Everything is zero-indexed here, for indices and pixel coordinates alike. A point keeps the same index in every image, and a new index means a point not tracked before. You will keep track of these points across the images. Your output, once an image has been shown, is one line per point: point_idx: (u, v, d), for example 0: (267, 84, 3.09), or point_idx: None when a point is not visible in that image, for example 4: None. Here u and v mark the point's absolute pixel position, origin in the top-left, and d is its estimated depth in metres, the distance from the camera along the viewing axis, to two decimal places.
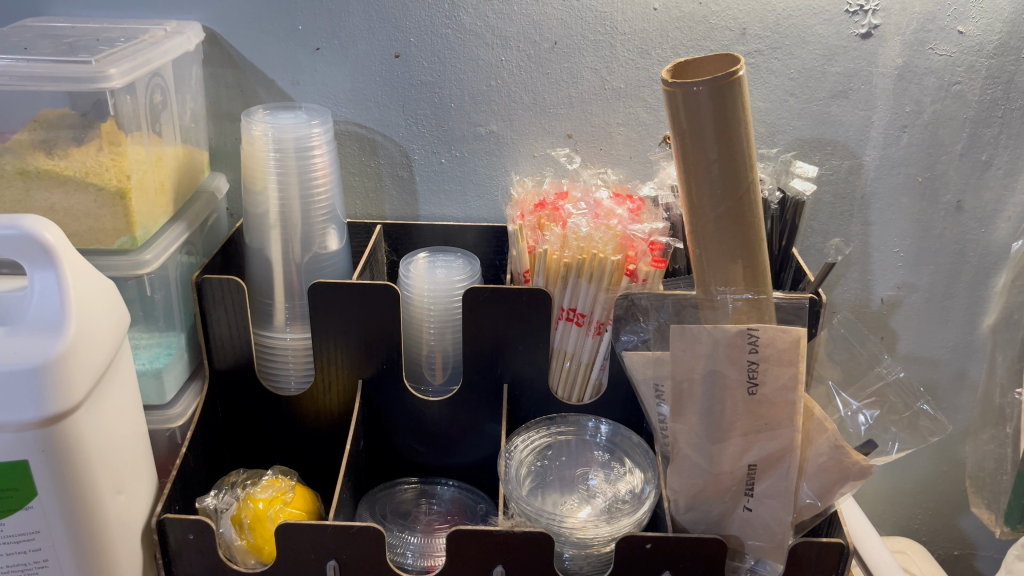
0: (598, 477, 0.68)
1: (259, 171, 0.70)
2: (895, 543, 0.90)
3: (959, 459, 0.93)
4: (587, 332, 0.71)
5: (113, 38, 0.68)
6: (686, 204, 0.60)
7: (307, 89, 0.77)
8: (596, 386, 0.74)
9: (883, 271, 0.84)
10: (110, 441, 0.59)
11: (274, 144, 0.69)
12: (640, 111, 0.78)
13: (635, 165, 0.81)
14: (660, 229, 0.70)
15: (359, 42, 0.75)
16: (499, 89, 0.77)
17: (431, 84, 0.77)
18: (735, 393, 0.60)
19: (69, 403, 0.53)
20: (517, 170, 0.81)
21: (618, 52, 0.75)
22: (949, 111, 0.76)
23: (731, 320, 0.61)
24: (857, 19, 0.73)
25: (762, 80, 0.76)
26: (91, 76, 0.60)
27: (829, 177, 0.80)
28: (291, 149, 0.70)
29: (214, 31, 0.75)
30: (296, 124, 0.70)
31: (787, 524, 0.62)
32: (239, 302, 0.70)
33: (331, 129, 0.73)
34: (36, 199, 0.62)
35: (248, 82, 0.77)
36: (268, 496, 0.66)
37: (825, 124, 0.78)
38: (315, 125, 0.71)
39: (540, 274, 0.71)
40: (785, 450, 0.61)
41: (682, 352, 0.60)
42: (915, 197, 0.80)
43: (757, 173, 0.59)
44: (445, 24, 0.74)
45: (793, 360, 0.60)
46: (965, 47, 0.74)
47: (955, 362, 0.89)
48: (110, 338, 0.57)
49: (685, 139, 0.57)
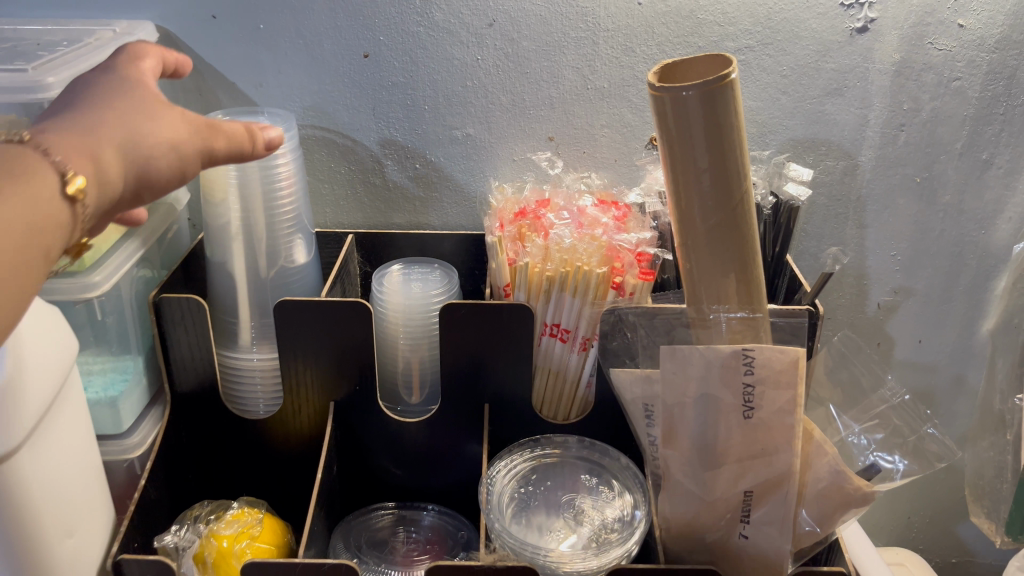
0: (585, 503, 0.64)
1: (219, 181, 0.66)
2: (892, 555, 0.87)
3: (957, 466, 0.90)
4: (572, 349, 0.67)
5: (55, 41, 0.63)
6: (676, 215, 0.56)
7: (271, 91, 0.72)
8: (582, 404, 0.71)
9: (880, 275, 0.80)
10: (58, 479, 0.54)
11: None
12: (624, 112, 0.74)
13: (620, 169, 0.77)
14: (648, 240, 0.67)
15: (325, 42, 0.70)
16: (475, 90, 0.73)
17: (402, 85, 0.72)
18: (728, 417, 0.56)
19: (11, 445, 0.49)
20: (495, 175, 0.77)
21: (600, 51, 0.71)
22: (948, 108, 0.73)
23: (725, 340, 0.57)
24: (853, 12, 0.69)
25: (753, 78, 0.72)
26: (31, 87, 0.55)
27: (823, 179, 0.76)
28: (253, 157, 0.65)
29: (168, 31, 0.70)
30: None
31: (785, 553, 0.58)
32: (200, 322, 0.66)
33: (296, 135, 0.68)
34: None
35: (207, 84, 0.72)
36: (233, 533, 0.62)
37: (818, 123, 0.74)
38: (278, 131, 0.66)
39: (520, 288, 0.67)
40: (784, 476, 0.57)
41: (673, 374, 0.57)
42: (912, 198, 0.77)
43: (751, 181, 0.55)
44: (417, 21, 0.70)
45: (792, 382, 0.55)
46: (964, 41, 0.70)
47: (953, 367, 0.85)
48: (54, 370, 0.53)
49: (673, 147, 0.53)
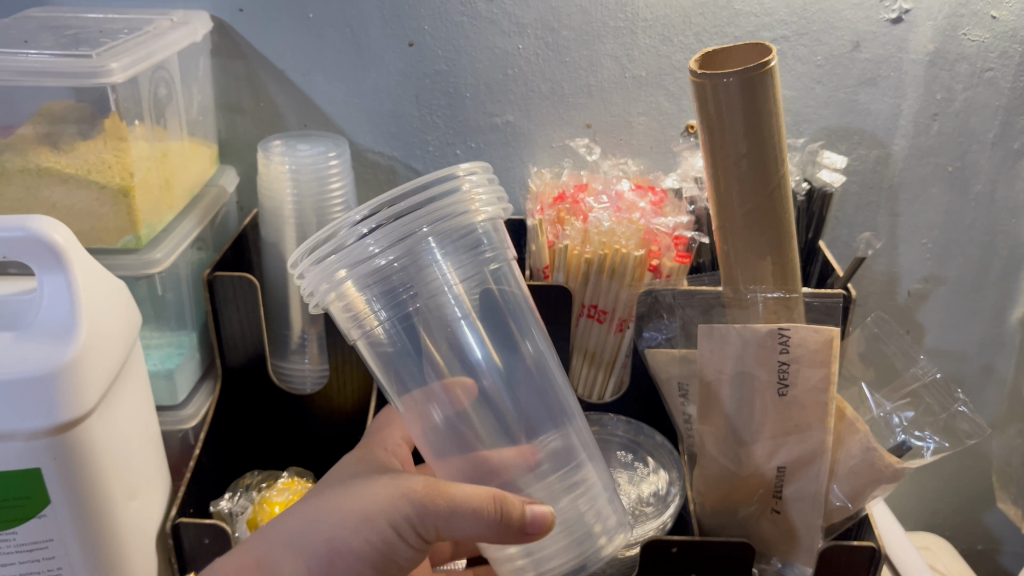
0: (621, 479, 0.66)
1: (277, 189, 0.68)
2: (919, 539, 0.89)
3: (986, 454, 0.91)
4: (609, 329, 0.70)
5: (116, 30, 0.65)
6: (714, 200, 0.58)
7: (319, 80, 0.75)
8: (618, 382, 0.73)
9: (911, 263, 0.82)
10: (121, 445, 0.58)
11: (292, 165, 0.68)
12: (661, 100, 0.76)
13: (656, 156, 0.79)
14: (684, 224, 0.69)
15: (372, 30, 0.73)
16: (515, 78, 0.75)
17: (445, 73, 0.75)
18: (764, 394, 0.58)
19: (82, 410, 0.52)
20: (534, 162, 0.79)
21: (639, 40, 0.73)
22: (981, 98, 0.74)
23: (761, 320, 0.59)
24: (888, 4, 0.70)
25: (788, 67, 0.74)
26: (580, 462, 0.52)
27: (856, 167, 0.78)
28: (307, 163, 0.68)
29: (222, 21, 0.72)
30: (313, 156, 0.68)
31: (816, 527, 0.60)
32: (251, 300, 0.68)
33: (347, 156, 0.71)
34: (39, 197, 0.60)
35: (257, 74, 0.75)
36: (285, 500, 0.66)
37: (852, 113, 0.75)
38: (459, 170, 0.48)
39: (559, 271, 0.68)
40: (816, 453, 0.59)
41: (710, 353, 0.59)
42: (944, 187, 0.78)
43: (788, 168, 0.56)
44: (460, 12, 0.72)
45: (826, 360, 0.57)
46: (997, 32, 0.71)
47: (983, 355, 0.86)
48: (122, 342, 0.56)
49: (713, 133, 0.55)
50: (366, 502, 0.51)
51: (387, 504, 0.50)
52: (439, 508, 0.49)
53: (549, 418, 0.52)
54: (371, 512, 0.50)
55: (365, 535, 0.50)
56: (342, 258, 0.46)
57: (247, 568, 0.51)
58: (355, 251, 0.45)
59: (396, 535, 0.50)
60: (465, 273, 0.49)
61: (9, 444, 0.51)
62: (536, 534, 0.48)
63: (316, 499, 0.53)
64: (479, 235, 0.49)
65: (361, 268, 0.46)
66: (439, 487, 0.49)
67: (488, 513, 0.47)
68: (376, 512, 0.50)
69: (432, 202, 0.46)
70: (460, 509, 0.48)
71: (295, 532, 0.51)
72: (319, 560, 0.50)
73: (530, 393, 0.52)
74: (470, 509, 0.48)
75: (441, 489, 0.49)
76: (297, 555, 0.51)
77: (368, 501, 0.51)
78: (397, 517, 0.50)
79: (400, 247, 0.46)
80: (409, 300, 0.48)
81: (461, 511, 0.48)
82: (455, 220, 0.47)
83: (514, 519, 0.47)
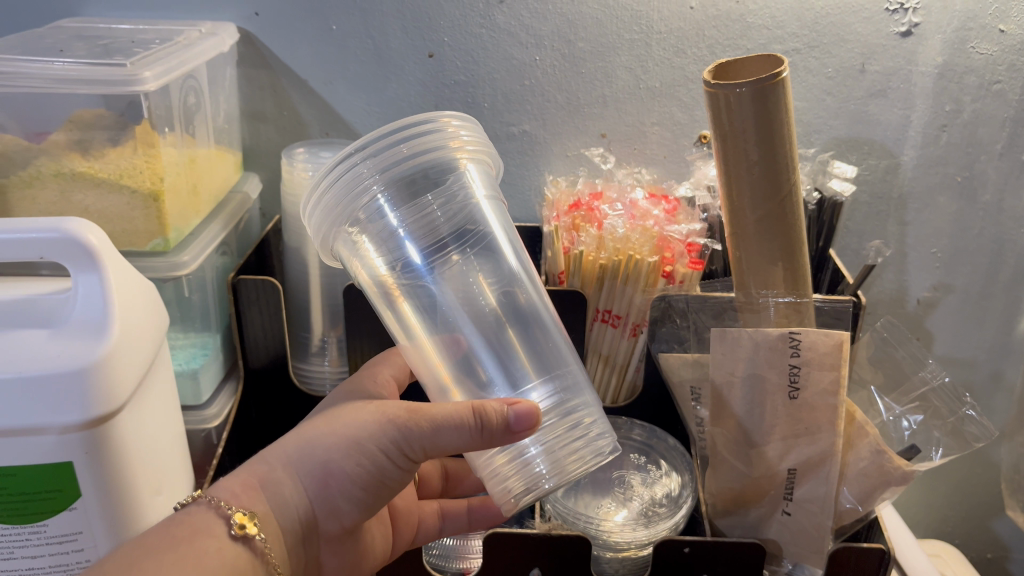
0: (634, 480, 0.68)
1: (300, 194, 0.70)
2: (929, 546, 0.90)
3: (995, 462, 0.91)
4: (623, 334, 0.71)
5: (147, 40, 0.67)
6: (726, 206, 0.59)
7: (341, 89, 0.77)
8: (631, 387, 0.75)
9: (920, 271, 0.83)
10: (149, 441, 0.59)
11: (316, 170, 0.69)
12: (674, 110, 0.77)
13: (669, 165, 0.80)
14: (697, 231, 0.70)
15: (393, 41, 0.75)
16: (532, 89, 0.77)
17: (464, 84, 0.77)
18: (775, 397, 0.59)
19: (114, 405, 0.53)
20: (549, 170, 0.81)
21: (653, 52, 0.74)
22: (989, 110, 0.75)
23: (772, 324, 0.61)
24: (897, 17, 0.72)
25: (799, 79, 0.75)
26: (567, 383, 0.52)
27: (866, 177, 0.79)
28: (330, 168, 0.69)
29: (248, 32, 0.75)
30: None
31: (826, 529, 0.61)
32: (274, 303, 0.69)
33: None
34: (73, 201, 0.62)
35: (281, 83, 0.77)
36: None
37: (862, 124, 0.77)
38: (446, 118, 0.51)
39: (575, 275, 0.70)
40: (826, 454, 0.60)
41: (723, 355, 0.60)
42: (953, 197, 0.79)
43: (799, 176, 0.58)
44: (479, 23, 0.74)
45: (835, 364, 0.59)
46: (1005, 45, 0.72)
47: (992, 363, 0.87)
48: (151, 340, 0.58)
49: (726, 141, 0.56)
50: (354, 428, 0.52)
51: (373, 429, 0.52)
52: (424, 427, 0.50)
53: (539, 355, 0.52)
54: (357, 436, 0.52)
55: (357, 458, 0.52)
56: (337, 191, 0.49)
57: (250, 485, 0.52)
58: (349, 183, 0.48)
59: (383, 456, 0.52)
60: (455, 214, 0.50)
61: (43, 438, 0.52)
62: (523, 433, 0.47)
63: (310, 422, 0.54)
64: (464, 175, 0.50)
65: (353, 200, 0.49)
66: (423, 411, 0.50)
67: (468, 425, 0.47)
68: (360, 436, 0.52)
69: (415, 137, 0.49)
70: (443, 423, 0.49)
71: (289, 459, 0.53)
72: (314, 481, 0.53)
73: (526, 336, 0.52)
74: (452, 421, 0.48)
75: (423, 411, 0.50)
76: (294, 478, 0.53)
77: (356, 425, 0.52)
78: (384, 440, 0.52)
79: (390, 179, 0.48)
80: (403, 237, 0.49)
81: (444, 423, 0.48)
82: (438, 153, 0.49)
83: (495, 423, 0.47)
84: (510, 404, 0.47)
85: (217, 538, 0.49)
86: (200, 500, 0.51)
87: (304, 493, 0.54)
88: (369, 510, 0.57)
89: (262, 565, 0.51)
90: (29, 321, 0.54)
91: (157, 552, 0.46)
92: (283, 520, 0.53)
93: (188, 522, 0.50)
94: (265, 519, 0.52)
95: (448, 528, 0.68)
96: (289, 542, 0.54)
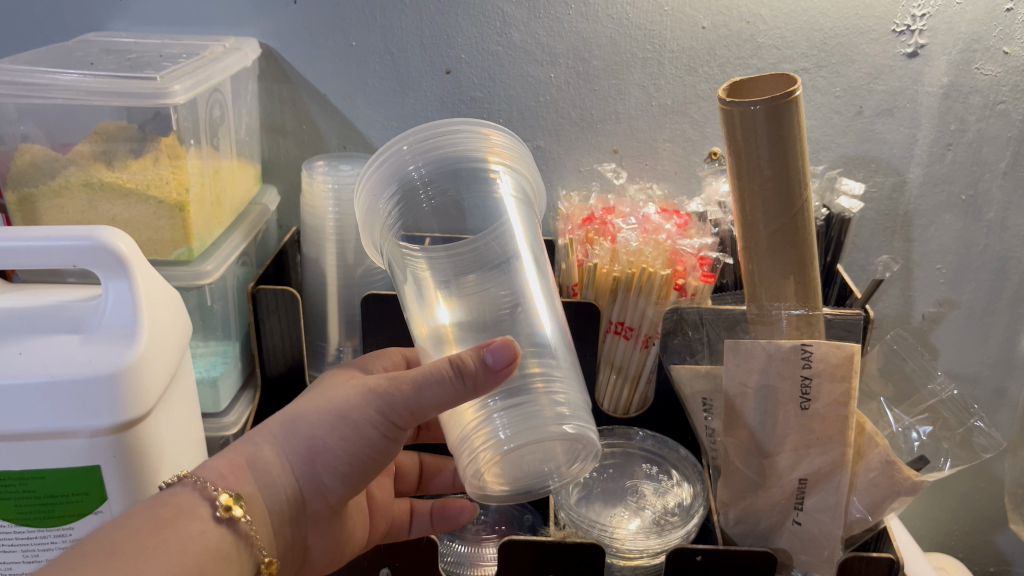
0: (646, 490, 0.68)
1: (319, 207, 0.72)
2: (935, 559, 0.91)
3: (998, 477, 0.92)
4: (635, 345, 0.72)
5: (174, 54, 0.69)
6: (739, 221, 0.61)
7: (359, 103, 0.78)
8: (642, 399, 0.76)
9: (926, 287, 0.85)
10: (172, 446, 0.60)
11: (333, 184, 0.71)
12: (685, 127, 0.79)
13: (680, 181, 0.82)
14: (709, 245, 0.72)
15: (411, 58, 0.76)
16: (548, 105, 0.78)
17: (481, 99, 0.78)
18: (787, 407, 0.61)
19: (141, 410, 0.54)
20: (563, 185, 0.83)
21: (665, 70, 0.76)
22: (993, 129, 0.77)
23: (784, 336, 0.62)
24: (904, 38, 0.74)
25: (807, 98, 0.77)
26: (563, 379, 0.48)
27: (873, 194, 0.81)
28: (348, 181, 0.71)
29: (269, 47, 0.76)
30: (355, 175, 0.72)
31: (836, 538, 0.62)
32: (292, 314, 0.70)
33: None
34: (100, 211, 0.63)
35: (301, 98, 0.78)
36: None
37: (869, 142, 0.79)
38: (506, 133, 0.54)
39: (588, 288, 0.72)
40: (836, 465, 0.61)
41: (736, 367, 0.61)
42: (958, 214, 0.81)
43: (810, 191, 0.59)
44: (496, 41, 0.76)
45: (846, 375, 0.60)
46: (1009, 67, 0.74)
47: (995, 379, 0.89)
48: (176, 347, 0.59)
49: (739, 158, 0.58)
50: (340, 402, 0.53)
51: (357, 402, 0.52)
52: (404, 388, 0.48)
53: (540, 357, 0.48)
54: (341, 410, 0.52)
55: (340, 432, 0.52)
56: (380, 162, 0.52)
57: (237, 465, 0.52)
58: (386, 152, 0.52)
59: (369, 428, 0.52)
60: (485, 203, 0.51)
61: (72, 441, 0.53)
62: (502, 370, 0.44)
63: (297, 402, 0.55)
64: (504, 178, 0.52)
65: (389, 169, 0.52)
66: (402, 376, 0.49)
67: (445, 374, 0.45)
68: (343, 409, 0.52)
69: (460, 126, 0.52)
70: (422, 381, 0.47)
71: (277, 439, 0.54)
72: (300, 457, 0.54)
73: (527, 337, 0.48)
74: (430, 377, 0.46)
75: (405, 374, 0.49)
76: (280, 456, 0.54)
77: (342, 400, 0.53)
78: (369, 410, 0.51)
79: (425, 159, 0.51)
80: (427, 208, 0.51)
81: (426, 381, 0.46)
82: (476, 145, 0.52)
83: (472, 369, 0.44)
84: (485, 346, 0.44)
85: (201, 520, 0.49)
86: (187, 480, 0.51)
87: (290, 472, 0.54)
88: (355, 489, 0.56)
89: (247, 548, 0.51)
90: (59, 328, 0.55)
91: (141, 533, 0.46)
92: (270, 502, 0.53)
93: (172, 502, 0.49)
94: (251, 500, 0.52)
95: (415, 528, 0.66)
96: (276, 524, 0.54)
